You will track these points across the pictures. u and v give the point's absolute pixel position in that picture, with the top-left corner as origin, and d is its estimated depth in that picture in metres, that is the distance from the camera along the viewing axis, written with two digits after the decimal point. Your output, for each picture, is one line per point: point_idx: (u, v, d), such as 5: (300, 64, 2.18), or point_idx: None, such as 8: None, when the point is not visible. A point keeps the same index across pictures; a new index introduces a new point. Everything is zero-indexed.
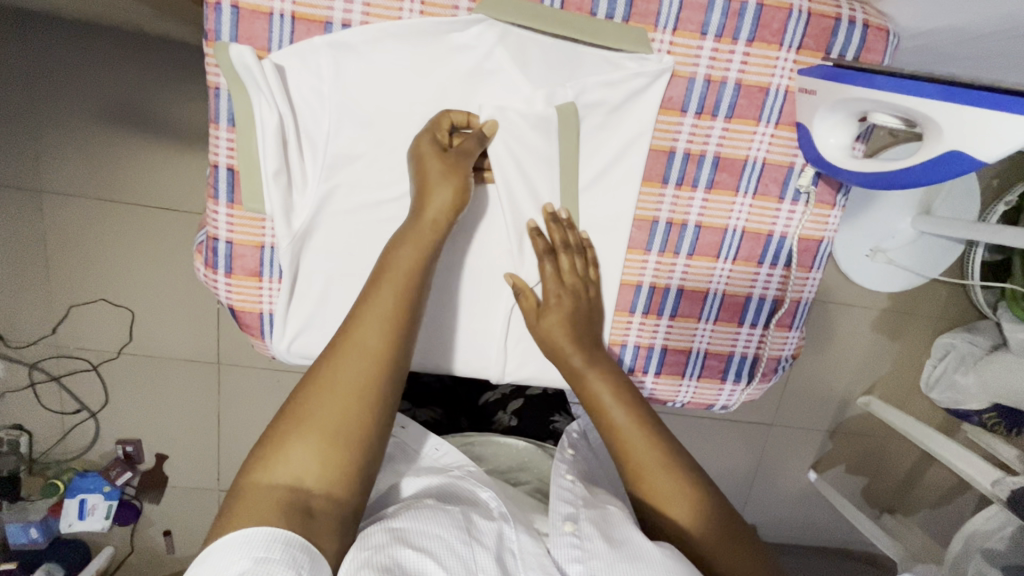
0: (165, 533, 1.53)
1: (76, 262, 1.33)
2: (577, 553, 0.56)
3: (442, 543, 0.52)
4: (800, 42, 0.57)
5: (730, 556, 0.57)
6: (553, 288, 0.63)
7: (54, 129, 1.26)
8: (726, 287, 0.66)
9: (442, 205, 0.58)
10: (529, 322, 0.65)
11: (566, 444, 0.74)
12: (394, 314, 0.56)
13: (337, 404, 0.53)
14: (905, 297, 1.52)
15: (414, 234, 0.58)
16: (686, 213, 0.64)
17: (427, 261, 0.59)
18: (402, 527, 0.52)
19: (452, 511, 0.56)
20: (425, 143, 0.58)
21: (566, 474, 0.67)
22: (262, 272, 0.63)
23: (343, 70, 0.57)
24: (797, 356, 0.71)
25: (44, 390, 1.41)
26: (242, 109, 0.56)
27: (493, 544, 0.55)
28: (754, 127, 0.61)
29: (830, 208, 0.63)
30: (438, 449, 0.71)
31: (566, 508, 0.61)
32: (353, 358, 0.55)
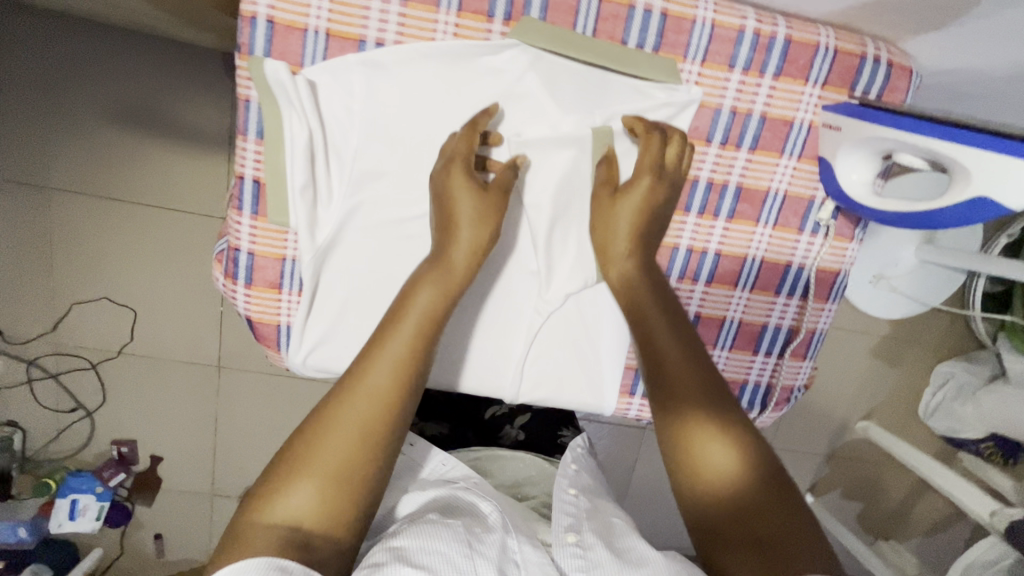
0: (156, 536, 1.51)
1: (80, 260, 1.32)
2: (580, 563, 0.56)
3: (443, 558, 0.51)
4: (825, 78, 0.58)
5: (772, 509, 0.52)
6: (648, 159, 0.57)
7: (65, 127, 1.26)
8: (743, 315, 0.65)
9: (467, 242, 0.59)
10: (596, 207, 0.61)
11: (570, 459, 0.75)
12: (409, 356, 0.56)
13: (346, 441, 0.53)
14: (906, 324, 1.53)
15: (436, 278, 0.58)
16: (707, 241, 0.63)
17: (444, 307, 0.58)
18: (403, 544, 0.52)
19: (453, 524, 0.56)
20: (458, 176, 0.58)
21: (569, 489, 0.68)
22: (282, 285, 0.62)
23: (374, 87, 0.57)
24: (809, 387, 0.70)
25: (40, 387, 1.39)
26: (271, 123, 0.56)
27: (495, 556, 0.54)
28: (777, 159, 0.60)
29: (848, 241, 0.63)
30: (445, 463, 0.72)
31: (567, 521, 0.62)
32: (365, 399, 0.54)
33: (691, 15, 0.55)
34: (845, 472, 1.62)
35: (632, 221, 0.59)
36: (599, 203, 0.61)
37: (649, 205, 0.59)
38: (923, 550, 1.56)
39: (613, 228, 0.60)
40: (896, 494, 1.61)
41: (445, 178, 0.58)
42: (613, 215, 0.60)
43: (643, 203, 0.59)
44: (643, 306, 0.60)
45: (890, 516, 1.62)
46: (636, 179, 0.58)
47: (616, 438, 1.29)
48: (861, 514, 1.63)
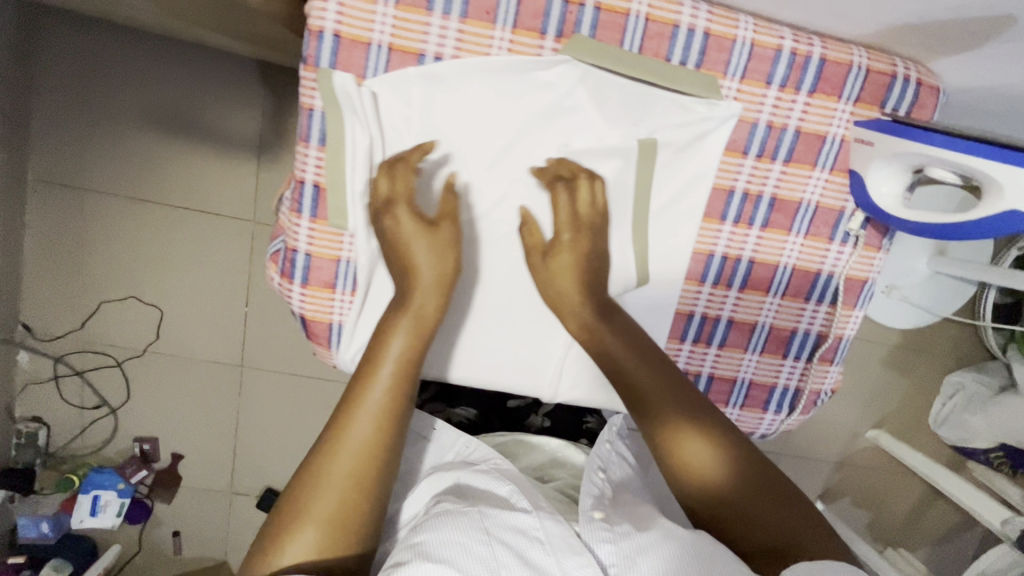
0: (174, 533, 1.53)
1: (110, 260, 1.35)
2: (608, 536, 0.58)
3: (465, 548, 0.54)
4: (858, 96, 0.61)
5: (759, 501, 0.56)
6: (565, 215, 0.62)
7: (99, 128, 1.29)
8: (774, 320, 0.67)
9: (429, 287, 0.61)
10: (536, 259, 0.63)
11: (606, 438, 0.76)
12: (390, 402, 0.59)
13: (337, 488, 0.55)
14: (917, 334, 1.55)
15: (409, 325, 0.61)
16: (741, 249, 0.65)
17: (418, 351, 0.61)
18: (424, 540, 0.55)
19: (469, 511, 0.58)
20: (406, 217, 0.60)
21: (596, 472, 0.70)
22: (337, 284, 0.65)
23: (432, 99, 0.60)
24: (836, 391, 0.72)
25: (66, 383, 1.41)
26: (334, 131, 0.59)
27: (513, 540, 0.56)
28: (810, 171, 0.63)
29: (876, 251, 0.66)
30: (468, 446, 0.74)
31: (591, 501, 0.64)
32: (353, 447, 0.57)
33: (733, 34, 0.58)
34: (856, 479, 1.64)
35: (571, 272, 0.62)
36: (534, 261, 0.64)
37: (582, 257, 0.62)
38: (933, 559, 1.57)
39: (549, 282, 0.63)
40: (906, 502, 1.63)
41: (391, 220, 0.60)
42: (547, 272, 0.63)
43: (574, 255, 0.62)
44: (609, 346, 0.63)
45: (900, 525, 1.63)
46: (557, 236, 0.62)
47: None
48: (871, 522, 1.64)
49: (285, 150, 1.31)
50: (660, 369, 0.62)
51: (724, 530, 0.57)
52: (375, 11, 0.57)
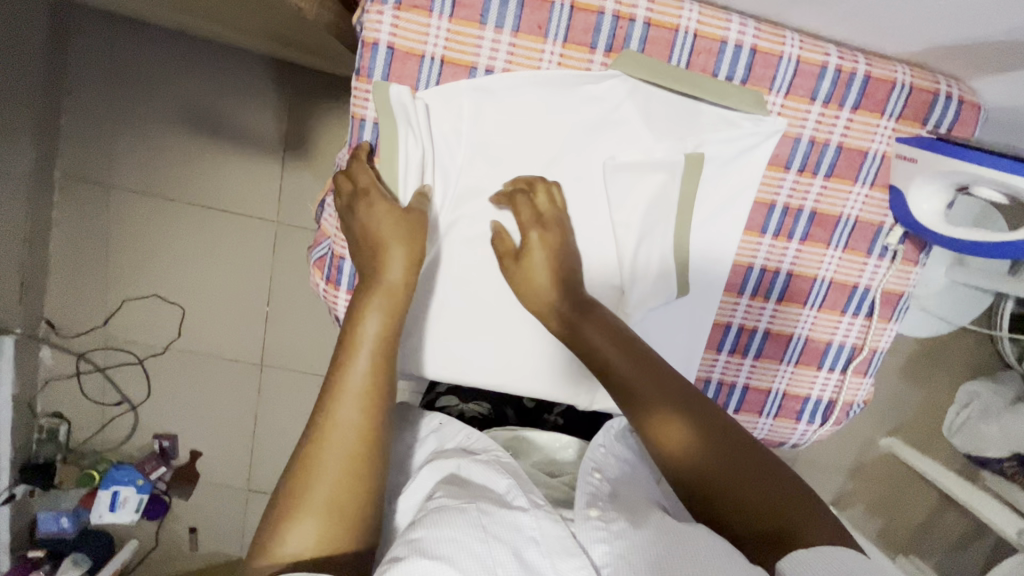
0: (190, 530, 1.54)
1: (135, 257, 1.36)
2: (603, 535, 0.54)
3: (459, 546, 0.49)
4: (900, 112, 0.61)
5: (754, 482, 0.53)
6: (529, 213, 0.62)
7: (127, 127, 1.30)
8: (810, 332, 0.68)
9: (405, 262, 0.59)
10: (508, 266, 0.64)
11: (601, 441, 0.70)
12: (370, 382, 0.56)
13: (330, 475, 0.52)
14: (932, 343, 1.56)
15: (383, 301, 0.58)
16: (780, 262, 0.66)
17: (395, 326, 0.59)
18: (420, 536, 0.50)
19: (466, 507, 0.54)
20: (379, 202, 0.60)
21: (593, 473, 0.65)
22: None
23: (481, 111, 0.62)
24: (868, 403, 0.73)
25: (88, 380, 1.43)
26: (388, 141, 0.61)
27: (511, 539, 0.52)
28: (851, 187, 0.64)
29: (913, 265, 0.67)
30: (468, 436, 0.69)
31: (589, 498, 0.59)
32: (338, 432, 0.54)
33: (779, 51, 0.59)
34: (869, 487, 1.64)
35: (545, 268, 0.62)
36: (506, 268, 0.64)
37: (553, 253, 0.63)
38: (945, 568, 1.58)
39: (522, 286, 0.63)
40: (918, 511, 1.63)
41: (366, 208, 0.60)
42: (520, 275, 0.63)
43: (546, 251, 0.62)
44: (585, 334, 0.61)
45: (912, 533, 1.64)
46: (524, 236, 0.62)
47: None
48: (883, 530, 1.65)
49: (312, 153, 1.33)
50: (642, 359, 0.60)
51: (720, 517, 0.53)
52: (430, 25, 0.58)
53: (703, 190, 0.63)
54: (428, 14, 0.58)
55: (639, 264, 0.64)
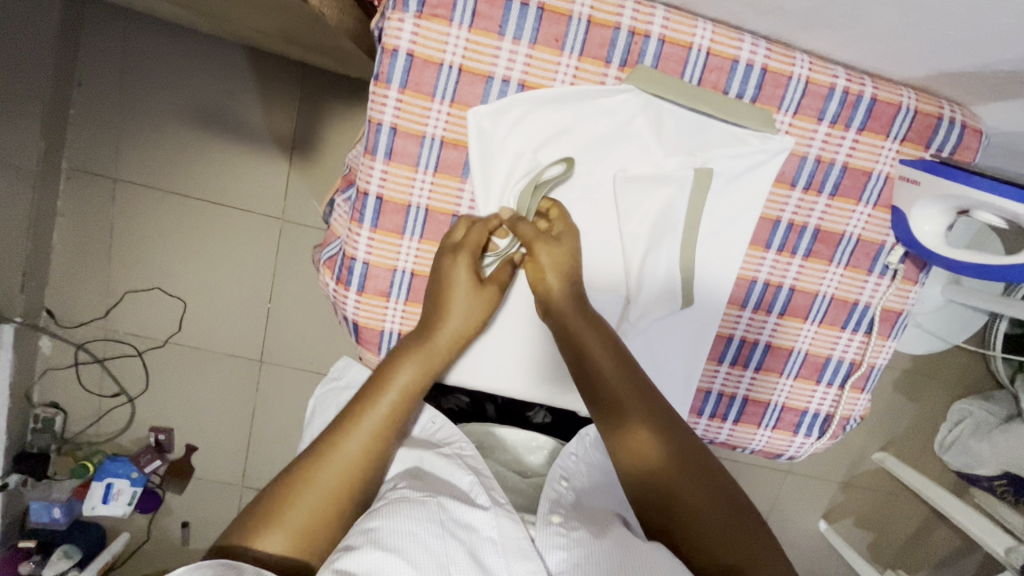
0: (184, 524, 1.54)
1: (139, 250, 1.36)
2: (560, 539, 0.57)
3: (416, 540, 0.53)
4: (904, 135, 0.63)
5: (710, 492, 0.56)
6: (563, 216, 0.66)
7: (137, 122, 1.30)
8: (810, 347, 0.69)
9: (454, 329, 0.65)
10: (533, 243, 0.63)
11: (573, 449, 0.73)
12: (384, 430, 0.61)
13: (315, 499, 0.57)
14: (926, 360, 1.58)
15: (420, 358, 0.63)
16: (782, 277, 0.67)
17: (421, 386, 0.64)
18: (377, 527, 0.54)
19: (428, 502, 0.57)
20: (465, 266, 0.63)
21: (560, 480, 0.68)
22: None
23: (539, 123, 0.63)
24: (864, 418, 0.74)
25: (86, 371, 1.42)
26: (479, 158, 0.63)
27: (467, 538, 0.55)
28: (854, 206, 0.65)
29: (913, 284, 0.68)
30: (435, 423, 0.73)
31: (551, 502, 0.63)
32: (342, 463, 0.59)
33: (789, 71, 0.60)
34: (859, 500, 1.66)
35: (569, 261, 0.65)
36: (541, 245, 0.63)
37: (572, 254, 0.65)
38: None
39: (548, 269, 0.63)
40: (907, 526, 1.65)
41: (452, 263, 0.63)
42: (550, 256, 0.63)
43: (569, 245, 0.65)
44: (579, 335, 0.63)
45: (900, 547, 1.66)
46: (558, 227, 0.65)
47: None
48: (872, 543, 1.67)
49: (319, 152, 1.33)
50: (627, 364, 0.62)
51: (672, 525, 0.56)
52: (449, 34, 0.59)
53: (710, 203, 0.64)
54: (447, 23, 0.59)
55: (646, 275, 0.66)
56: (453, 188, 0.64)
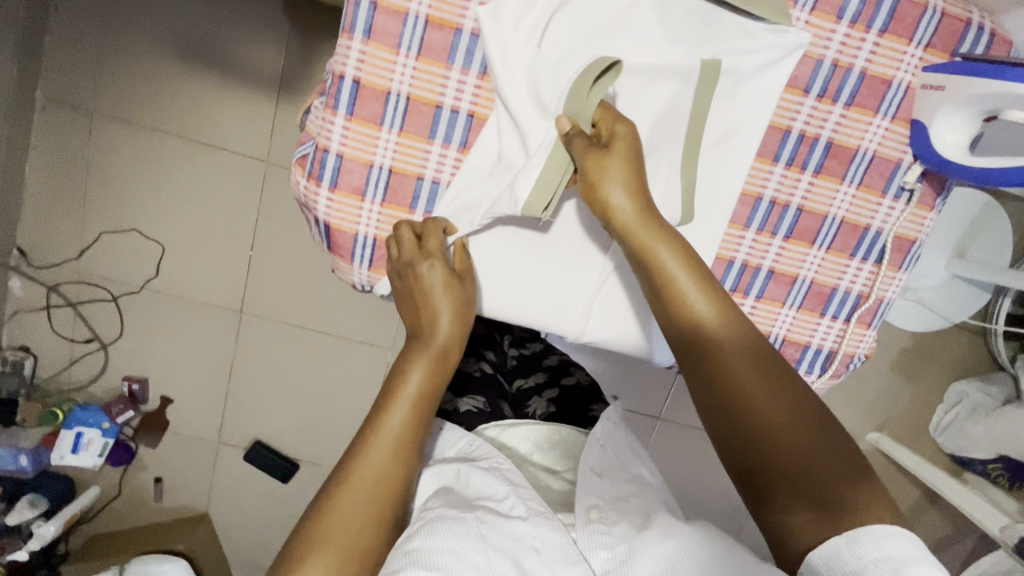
0: (156, 480, 1.49)
1: (115, 188, 1.31)
2: (604, 540, 0.63)
3: (457, 556, 0.56)
4: (929, 40, 0.59)
5: (823, 450, 0.56)
6: (611, 111, 0.57)
7: (118, 51, 1.24)
8: (815, 275, 0.65)
9: (450, 328, 0.64)
10: (587, 164, 0.56)
11: (598, 435, 0.81)
12: (399, 438, 0.62)
13: (349, 520, 0.58)
14: (928, 340, 1.52)
15: (424, 359, 0.64)
16: (790, 195, 0.63)
17: (428, 389, 0.64)
18: (417, 547, 0.57)
19: (466, 517, 0.60)
20: (440, 272, 0.61)
21: (592, 469, 0.75)
22: (413, 204, 0.62)
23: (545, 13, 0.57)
24: (869, 358, 0.70)
25: (58, 314, 1.37)
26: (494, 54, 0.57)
27: (511, 548, 0.58)
28: (871, 118, 0.61)
29: (928, 210, 0.64)
30: (471, 444, 0.76)
31: (593, 500, 0.69)
32: (365, 479, 0.60)
33: None
34: None
35: (625, 178, 0.57)
36: (591, 161, 0.56)
37: (633, 157, 0.57)
38: None
39: (606, 188, 0.57)
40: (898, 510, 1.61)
41: (428, 270, 0.61)
42: (606, 170, 0.56)
43: (626, 155, 0.56)
44: (705, 332, 0.59)
45: None
46: (610, 131, 0.57)
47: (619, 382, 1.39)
48: None
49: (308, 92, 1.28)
50: (758, 361, 0.59)
51: (775, 490, 0.57)
52: None
53: (713, 107, 0.60)
54: None
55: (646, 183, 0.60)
56: (438, 75, 0.58)
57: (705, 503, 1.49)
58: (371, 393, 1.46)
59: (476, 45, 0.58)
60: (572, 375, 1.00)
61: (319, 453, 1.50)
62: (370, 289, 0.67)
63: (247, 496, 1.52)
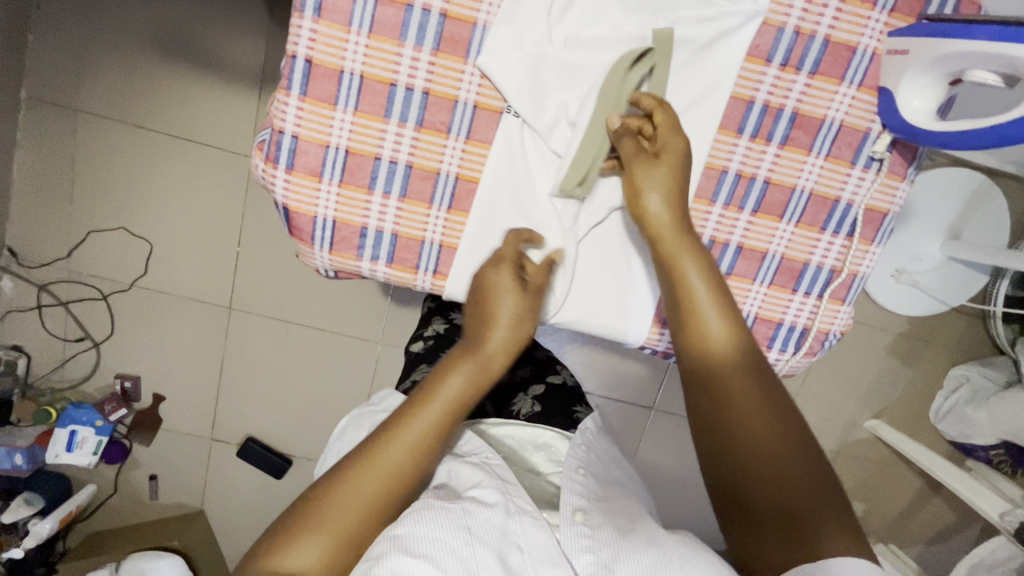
0: (151, 477, 1.50)
1: (102, 186, 1.31)
2: (587, 542, 0.59)
3: (443, 547, 0.53)
4: (893, 6, 0.58)
5: (810, 482, 0.54)
6: (673, 121, 0.59)
7: (99, 49, 1.25)
8: (785, 250, 0.65)
9: (505, 338, 0.63)
10: (636, 168, 0.59)
11: (581, 441, 0.80)
12: (432, 437, 0.60)
13: (358, 504, 0.56)
14: (925, 324, 1.49)
15: (473, 365, 0.62)
16: (757, 167, 0.63)
17: (473, 395, 0.62)
18: (403, 534, 0.54)
19: (454, 508, 0.57)
20: (507, 278, 0.61)
21: (579, 470, 0.72)
22: (372, 184, 0.61)
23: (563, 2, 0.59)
24: (845, 335, 0.69)
25: (49, 314, 1.38)
26: (516, 43, 0.58)
27: (497, 542, 0.56)
28: (837, 87, 0.60)
29: (900, 180, 0.64)
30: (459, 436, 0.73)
31: (577, 500, 0.66)
32: (385, 466, 0.58)
33: None
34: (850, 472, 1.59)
35: (668, 186, 0.59)
36: (639, 167, 0.59)
37: (681, 169, 0.59)
38: None
39: (647, 192, 0.59)
40: (899, 500, 1.59)
41: (494, 275, 0.62)
42: (650, 176, 0.59)
43: (673, 168, 0.59)
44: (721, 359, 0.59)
45: (891, 522, 1.59)
46: (664, 139, 0.59)
47: (609, 373, 1.37)
48: (863, 517, 1.60)
49: None
50: (772, 391, 0.58)
51: (749, 504, 0.55)
52: None
53: (676, 78, 0.60)
54: None
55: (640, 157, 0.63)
56: (391, 52, 0.58)
57: (700, 493, 1.48)
58: (361, 387, 1.46)
59: (428, 21, 0.57)
60: (559, 375, 1.01)
61: (312, 449, 1.50)
62: (334, 273, 0.67)
63: (240, 492, 1.52)
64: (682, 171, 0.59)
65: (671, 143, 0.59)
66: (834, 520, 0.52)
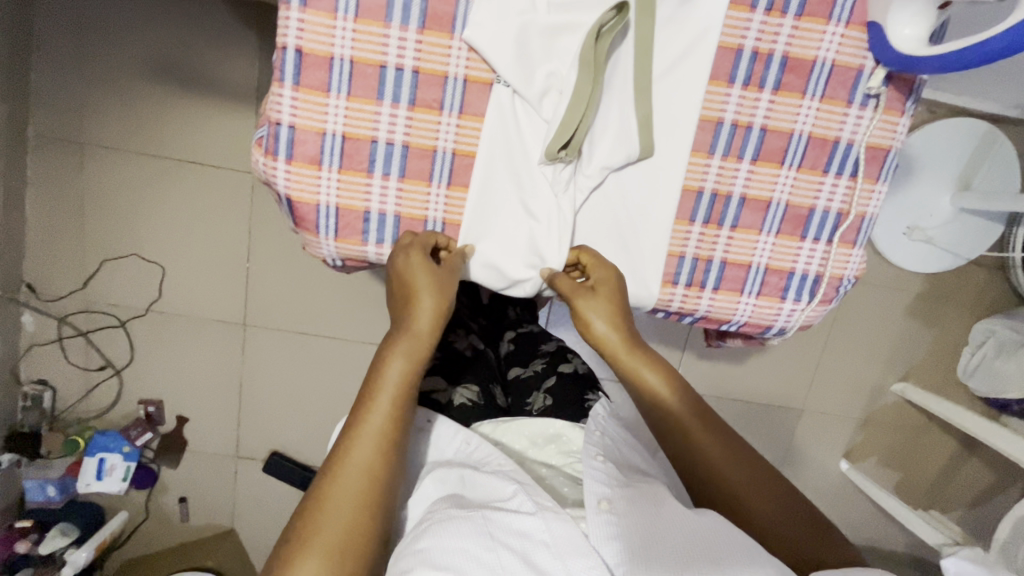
0: (180, 500, 1.51)
1: (112, 215, 1.34)
2: (614, 530, 0.59)
3: (467, 556, 0.54)
4: None
5: (784, 506, 0.64)
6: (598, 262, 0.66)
7: (100, 82, 1.28)
8: (790, 198, 0.65)
9: (432, 313, 0.63)
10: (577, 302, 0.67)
11: (594, 425, 0.77)
12: (388, 424, 0.61)
13: (344, 511, 0.56)
14: (942, 281, 1.47)
15: (408, 347, 0.63)
16: (752, 114, 0.63)
17: (415, 373, 0.63)
18: (426, 547, 0.55)
19: (473, 516, 0.58)
20: (418, 259, 0.62)
21: (597, 455, 0.69)
22: (371, 167, 0.62)
23: None
24: (860, 279, 0.69)
25: (70, 345, 1.40)
26: (498, 14, 0.59)
27: (519, 543, 0.57)
28: (824, 26, 0.60)
29: (898, 115, 0.63)
30: (467, 442, 0.72)
31: (601, 488, 0.64)
32: (356, 466, 0.58)
33: None
34: (880, 438, 1.56)
35: (608, 318, 0.67)
36: (581, 303, 0.66)
37: (617, 298, 0.67)
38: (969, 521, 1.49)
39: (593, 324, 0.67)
40: (935, 463, 1.55)
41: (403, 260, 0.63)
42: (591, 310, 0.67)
43: (610, 299, 0.67)
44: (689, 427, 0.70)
45: (929, 487, 1.55)
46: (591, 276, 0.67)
47: None
48: (899, 483, 1.56)
49: None
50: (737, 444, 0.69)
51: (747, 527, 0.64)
52: None
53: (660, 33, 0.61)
54: None
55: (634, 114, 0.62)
56: (378, 34, 0.58)
57: None
58: None
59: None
60: (571, 363, 0.97)
61: None
62: (340, 261, 0.68)
63: (269, 508, 1.53)
64: (619, 296, 0.67)
65: (601, 284, 0.67)
66: (810, 529, 0.63)
